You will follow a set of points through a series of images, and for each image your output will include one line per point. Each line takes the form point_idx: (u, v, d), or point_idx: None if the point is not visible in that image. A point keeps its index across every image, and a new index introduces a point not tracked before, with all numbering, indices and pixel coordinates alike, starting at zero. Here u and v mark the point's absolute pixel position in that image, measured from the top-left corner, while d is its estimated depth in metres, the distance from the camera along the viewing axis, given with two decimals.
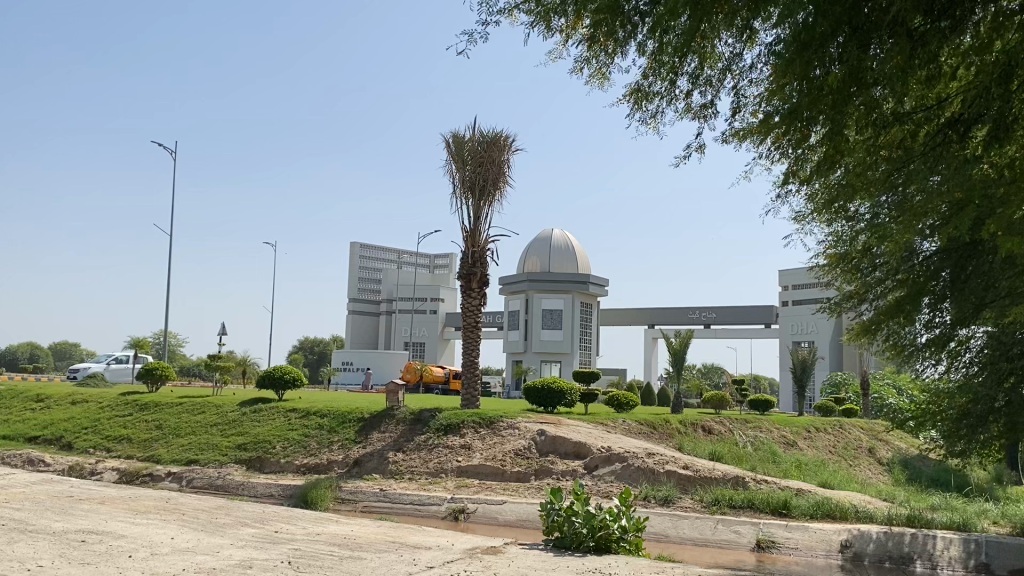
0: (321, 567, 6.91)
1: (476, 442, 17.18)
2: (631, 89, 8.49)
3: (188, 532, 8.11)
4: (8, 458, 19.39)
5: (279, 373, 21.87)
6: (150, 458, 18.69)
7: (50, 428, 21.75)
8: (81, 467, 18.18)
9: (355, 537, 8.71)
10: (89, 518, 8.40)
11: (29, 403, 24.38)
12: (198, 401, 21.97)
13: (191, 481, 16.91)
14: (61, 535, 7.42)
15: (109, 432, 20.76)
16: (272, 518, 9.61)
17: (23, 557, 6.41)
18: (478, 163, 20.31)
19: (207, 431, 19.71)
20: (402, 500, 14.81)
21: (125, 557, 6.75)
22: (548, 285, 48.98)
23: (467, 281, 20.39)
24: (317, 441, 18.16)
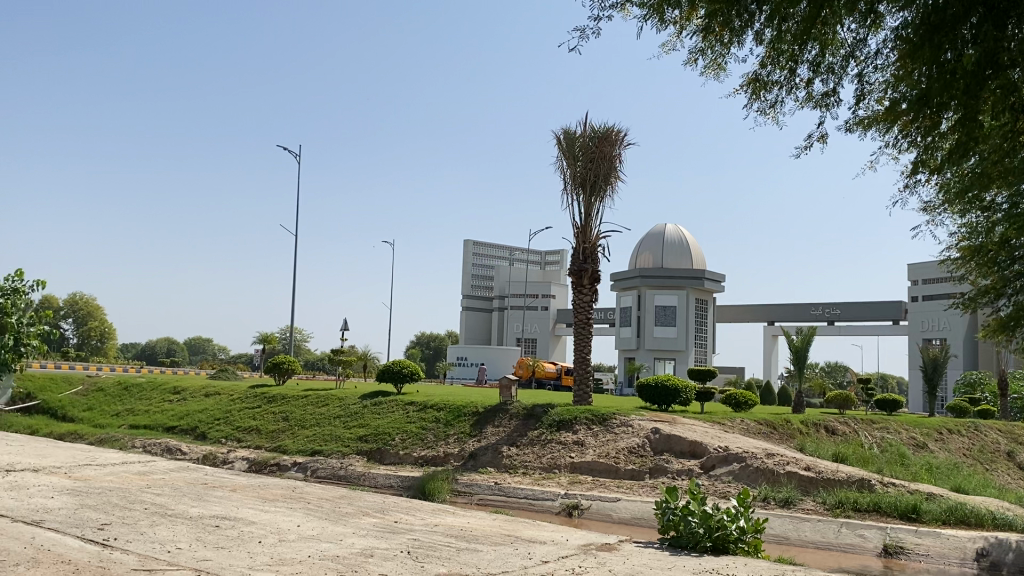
0: (439, 557, 7.07)
1: (589, 439, 17.15)
2: (748, 79, 8.27)
3: (313, 519, 8.46)
4: (150, 446, 20.70)
5: (397, 367, 22.45)
6: (277, 448, 19.55)
7: (186, 418, 23.09)
8: (215, 456, 19.22)
9: (471, 529, 8.86)
10: (223, 504, 8.87)
11: (168, 395, 25.93)
12: (320, 394, 22.82)
13: (316, 471, 17.61)
14: (198, 520, 7.88)
15: (239, 423, 21.84)
16: (392, 508, 9.88)
17: (164, 540, 6.83)
18: (589, 159, 20.25)
19: (330, 422, 20.46)
20: (516, 494, 14.97)
21: (256, 542, 7.09)
22: (662, 281, 48.38)
23: (578, 277, 20.38)
24: (434, 434, 18.57)
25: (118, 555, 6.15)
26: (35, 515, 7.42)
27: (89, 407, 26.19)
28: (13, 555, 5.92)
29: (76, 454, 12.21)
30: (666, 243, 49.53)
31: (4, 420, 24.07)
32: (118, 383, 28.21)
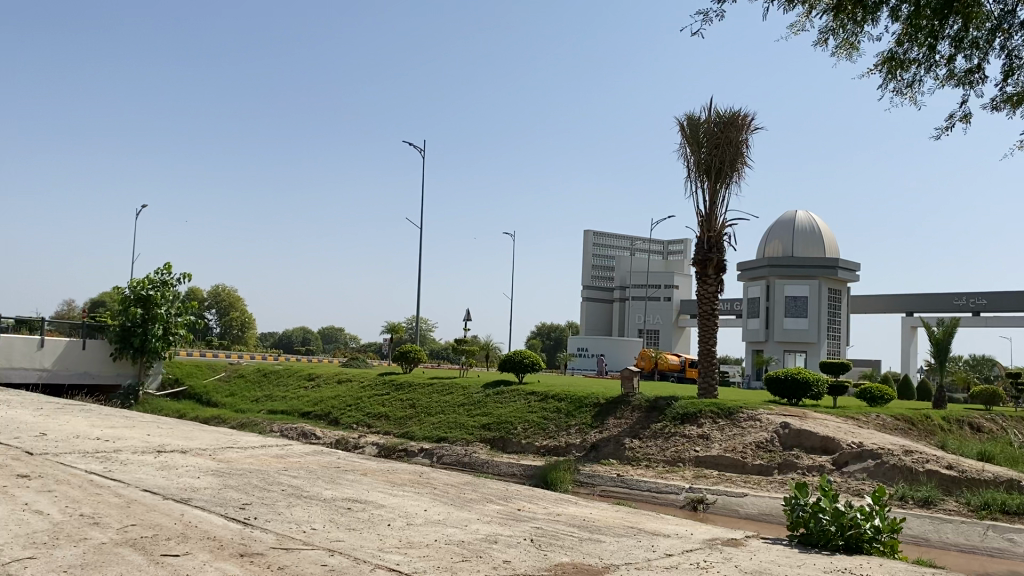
0: (562, 547, 7.11)
1: (715, 433, 16.81)
2: (884, 58, 7.87)
3: (438, 505, 8.67)
4: (286, 430, 21.73)
5: (518, 357, 22.65)
6: (404, 435, 20.15)
7: (319, 404, 24.10)
8: (346, 440, 19.99)
9: (594, 520, 8.87)
10: (355, 487, 9.24)
11: (303, 381, 27.15)
12: (445, 383, 23.31)
13: (441, 458, 18.04)
14: (331, 502, 8.23)
15: (369, 410, 22.62)
16: (515, 496, 10.01)
17: (300, 521, 7.18)
18: (714, 145, 19.78)
19: (454, 410, 20.89)
20: (640, 486, 14.87)
21: (385, 525, 7.34)
22: (791, 271, 46.78)
23: (703, 267, 19.98)
24: (556, 424, 18.65)
25: (258, 534, 6.51)
26: (184, 493, 7.95)
27: (231, 392, 27.74)
28: (164, 530, 6.36)
29: (220, 437, 12.98)
30: (796, 229, 47.59)
31: (156, 404, 25.81)
32: (257, 370, 29.75)
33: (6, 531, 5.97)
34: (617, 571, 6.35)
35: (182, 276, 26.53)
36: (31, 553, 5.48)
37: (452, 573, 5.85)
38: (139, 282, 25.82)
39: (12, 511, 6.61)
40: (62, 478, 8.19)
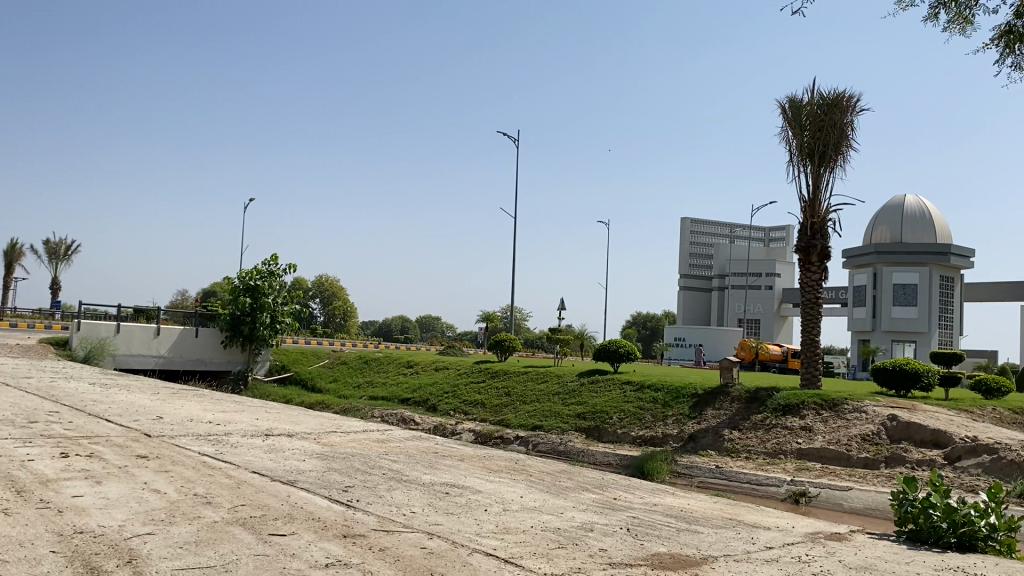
0: (659, 537, 7.07)
1: (818, 425, 16.35)
2: (1001, 32, 7.47)
3: (535, 492, 8.73)
4: (387, 415, 22.27)
5: (613, 347, 22.52)
6: (500, 422, 20.37)
7: (418, 391, 24.62)
8: (444, 427, 20.34)
9: (692, 511, 8.78)
10: (453, 473, 9.41)
11: (401, 368, 27.76)
12: (540, 371, 23.41)
13: (537, 446, 18.15)
14: (429, 486, 8.40)
15: (465, 397, 22.95)
16: (611, 485, 10.00)
17: (400, 504, 7.36)
18: (817, 128, 19.18)
19: (550, 399, 20.97)
20: (739, 478, 14.61)
21: (482, 510, 7.45)
22: (899, 257, 44.97)
23: (806, 254, 19.41)
24: (652, 414, 18.50)
25: (361, 516, 6.71)
26: (290, 476, 8.27)
27: (334, 379, 28.60)
28: (272, 510, 6.63)
29: (323, 421, 13.41)
30: (905, 214, 45.79)
31: (263, 389, 26.87)
32: (358, 357, 30.57)
33: (127, 508, 6.33)
34: (716, 563, 6.27)
35: (287, 267, 27.53)
36: (151, 529, 5.80)
37: (548, 560, 5.90)
38: (247, 273, 26.93)
39: (133, 489, 7.01)
40: (178, 459, 8.63)
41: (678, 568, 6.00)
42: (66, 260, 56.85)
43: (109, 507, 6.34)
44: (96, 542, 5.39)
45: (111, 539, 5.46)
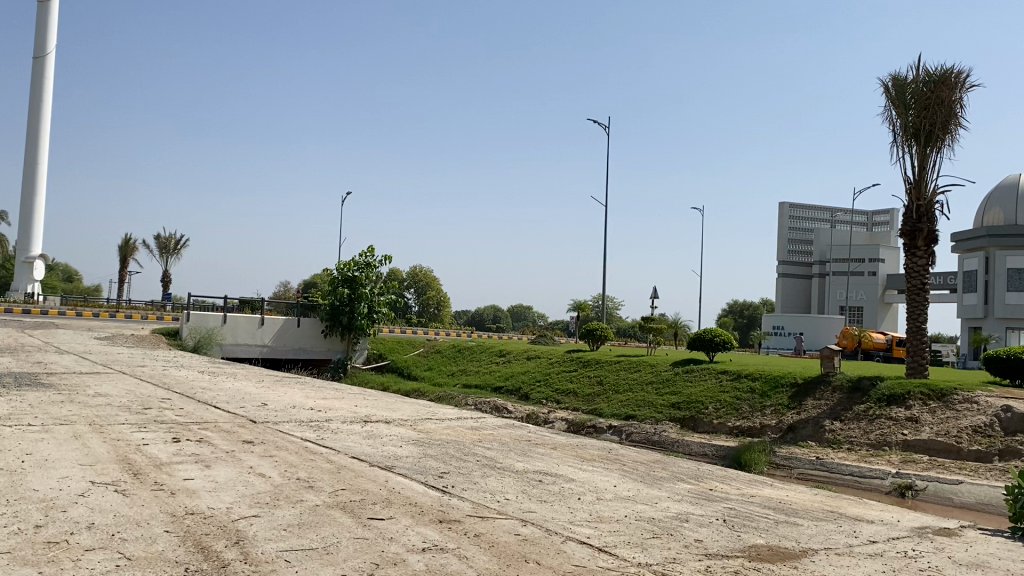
0: (756, 528, 6.95)
1: (925, 416, 15.70)
2: None
3: (628, 481, 8.70)
4: (480, 403, 22.53)
5: (709, 336, 22.17)
6: (593, 411, 20.36)
7: (510, 379, 24.84)
8: (537, 416, 20.44)
9: (791, 503, 8.58)
10: (546, 461, 9.45)
11: (494, 357, 28.04)
12: (633, 360, 23.23)
13: (631, 436, 18.06)
14: (523, 474, 8.47)
15: (558, 386, 23.03)
16: (706, 476, 9.87)
17: (494, 490, 7.46)
18: (923, 107, 18.34)
19: (644, 388, 20.82)
20: (841, 470, 14.20)
21: (576, 499, 7.47)
22: (1014, 240, 42.71)
23: (911, 238, 18.63)
24: (749, 405, 18.13)
25: (456, 501, 6.82)
26: (388, 461, 8.48)
27: (429, 367, 29.10)
28: (371, 495, 6.81)
29: (419, 408, 13.68)
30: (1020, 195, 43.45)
31: (362, 376, 27.59)
32: (452, 346, 30.98)
33: (235, 491, 6.62)
34: (816, 556, 6.12)
35: (383, 258, 28.13)
36: (257, 511, 6.04)
37: (642, 549, 5.88)
38: (345, 264, 27.67)
39: (240, 473, 7.32)
40: (281, 444, 8.95)
41: (776, 560, 5.89)
42: (175, 253, 59.50)
43: (218, 489, 6.64)
44: (206, 523, 5.65)
45: (220, 521, 5.72)
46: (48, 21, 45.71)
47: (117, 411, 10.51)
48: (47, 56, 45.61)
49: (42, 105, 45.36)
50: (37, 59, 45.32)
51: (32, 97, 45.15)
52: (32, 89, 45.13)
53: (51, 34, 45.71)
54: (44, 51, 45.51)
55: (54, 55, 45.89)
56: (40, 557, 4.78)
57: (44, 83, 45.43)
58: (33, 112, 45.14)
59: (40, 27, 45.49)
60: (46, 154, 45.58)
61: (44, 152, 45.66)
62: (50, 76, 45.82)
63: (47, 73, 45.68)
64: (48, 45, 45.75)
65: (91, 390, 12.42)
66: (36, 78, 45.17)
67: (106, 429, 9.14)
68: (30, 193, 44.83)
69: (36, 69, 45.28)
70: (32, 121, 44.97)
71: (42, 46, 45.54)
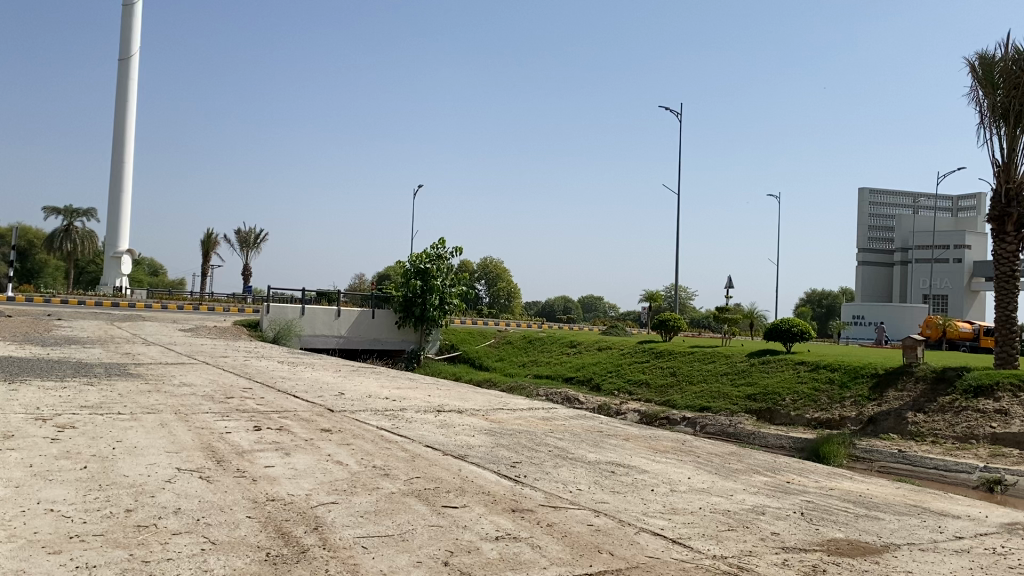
0: (835, 522, 6.79)
1: (1015, 408, 15.08)
2: None
3: (703, 473, 8.61)
4: (552, 394, 22.58)
5: (785, 326, 21.71)
6: (667, 403, 20.19)
7: (582, 370, 24.83)
8: (609, 407, 20.37)
9: (871, 496, 8.36)
10: (619, 452, 9.41)
11: (565, 347, 28.04)
12: (706, 351, 22.92)
13: (705, 427, 17.85)
14: (595, 465, 8.46)
15: (630, 377, 22.90)
16: (783, 468, 9.68)
17: (567, 481, 7.47)
18: (1013, 86, 17.53)
19: (718, 379, 20.54)
20: (925, 464, 13.76)
21: (649, 490, 7.43)
22: None
23: (1000, 224, 17.85)
24: (828, 396, 17.71)
25: (528, 491, 6.86)
26: (461, 450, 8.57)
27: (500, 358, 29.24)
28: (445, 484, 6.89)
29: (491, 398, 13.78)
30: None
31: (434, 367, 27.95)
32: (523, 336, 31.07)
33: (314, 478, 6.79)
34: (897, 551, 5.96)
35: (454, 250, 28.48)
36: (334, 499, 6.18)
37: (717, 542, 5.82)
38: (417, 256, 28.08)
39: (318, 461, 7.50)
40: (357, 433, 9.12)
41: (856, 555, 5.74)
42: (255, 246, 61.03)
43: (297, 477, 6.82)
44: (286, 509, 5.82)
45: (299, 507, 5.88)
46: (131, 24, 47.34)
47: (202, 401, 10.88)
48: (131, 57, 47.27)
49: (128, 105, 47.08)
50: (122, 61, 46.99)
51: (119, 98, 46.88)
52: (118, 90, 46.87)
53: (134, 36, 47.34)
54: (129, 53, 47.18)
55: (138, 56, 47.52)
56: (131, 539, 5.00)
57: (129, 84, 47.12)
58: (119, 113, 46.90)
59: (124, 29, 47.18)
60: (132, 153, 47.30)
61: (130, 152, 47.43)
62: (135, 77, 47.49)
63: (131, 74, 47.33)
64: (132, 47, 47.40)
65: (176, 380, 12.87)
66: (122, 79, 46.89)
67: (191, 418, 9.47)
68: (118, 191, 46.63)
69: (121, 71, 46.99)
70: (120, 121, 46.74)
71: (126, 48, 47.21)
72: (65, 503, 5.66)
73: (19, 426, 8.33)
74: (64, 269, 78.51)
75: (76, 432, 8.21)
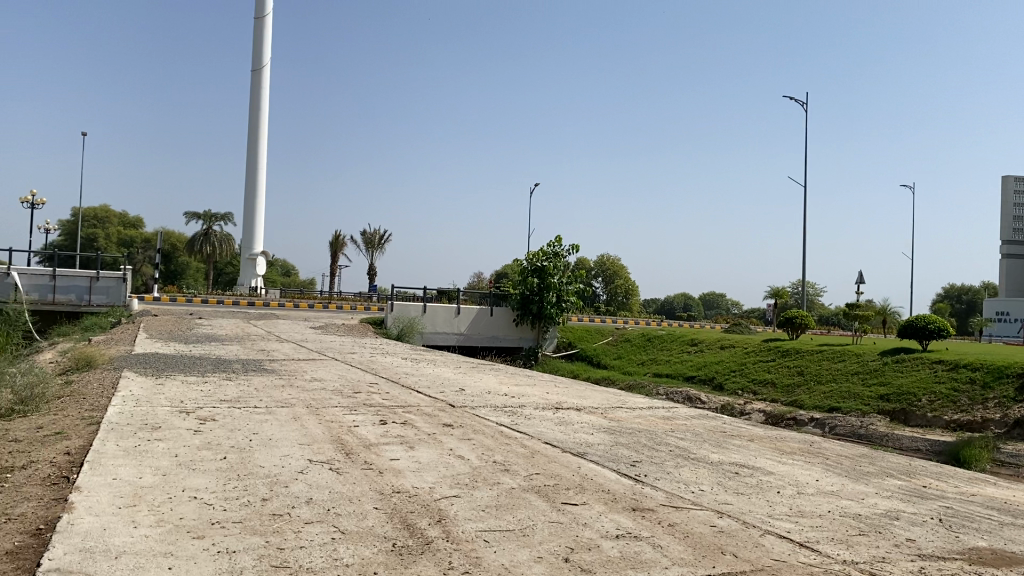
0: (977, 529, 6.44)
1: None
2: None
3: (832, 476, 8.32)
4: (672, 393, 22.27)
5: (921, 323, 20.67)
6: (793, 403, 19.61)
7: (703, 369, 24.41)
8: (732, 406, 19.94)
9: (1018, 504, 7.87)
10: (743, 453, 9.22)
11: (686, 345, 27.61)
12: (836, 349, 22.07)
13: (834, 428, 17.22)
14: (718, 465, 8.31)
15: (755, 376, 22.35)
16: (920, 472, 9.23)
17: (688, 481, 7.38)
18: None
19: (849, 379, 19.76)
20: None
21: (774, 492, 7.26)
22: None
23: None
24: (968, 397, 16.76)
25: (649, 491, 6.82)
26: (581, 448, 8.61)
27: (619, 356, 29.09)
28: (565, 480, 6.95)
29: (611, 396, 13.73)
30: None
31: (553, 364, 28.10)
32: (642, 334, 30.79)
33: (437, 471, 6.99)
34: None
35: (570, 248, 28.59)
36: (457, 492, 6.34)
37: (848, 546, 5.64)
38: (534, 254, 28.33)
39: (440, 455, 7.71)
40: (478, 428, 9.31)
41: (1000, 565, 5.45)
42: (379, 248, 62.93)
43: (421, 470, 7.03)
44: (410, 501, 6.01)
45: (424, 500, 6.07)
46: (263, 36, 49.69)
47: (332, 395, 11.35)
48: (263, 68, 49.57)
49: (260, 114, 49.41)
50: (254, 72, 49.34)
51: (252, 108, 49.28)
52: (251, 101, 49.29)
53: (266, 48, 49.67)
54: (260, 64, 49.50)
55: (269, 67, 49.83)
56: (267, 527, 5.30)
57: (261, 93, 49.43)
58: (253, 123, 49.33)
59: (256, 41, 49.59)
60: (265, 159, 49.66)
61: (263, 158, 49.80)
62: (267, 86, 49.79)
63: (263, 84, 49.66)
64: (264, 59, 49.75)
65: (307, 375, 13.47)
66: (254, 90, 49.26)
67: (322, 411, 9.91)
68: (254, 195, 49.02)
69: (254, 81, 49.41)
70: (253, 129, 49.14)
71: (259, 59, 49.60)
72: (208, 491, 6.04)
73: (166, 418, 8.94)
74: (205, 270, 83.39)
75: (216, 424, 8.73)
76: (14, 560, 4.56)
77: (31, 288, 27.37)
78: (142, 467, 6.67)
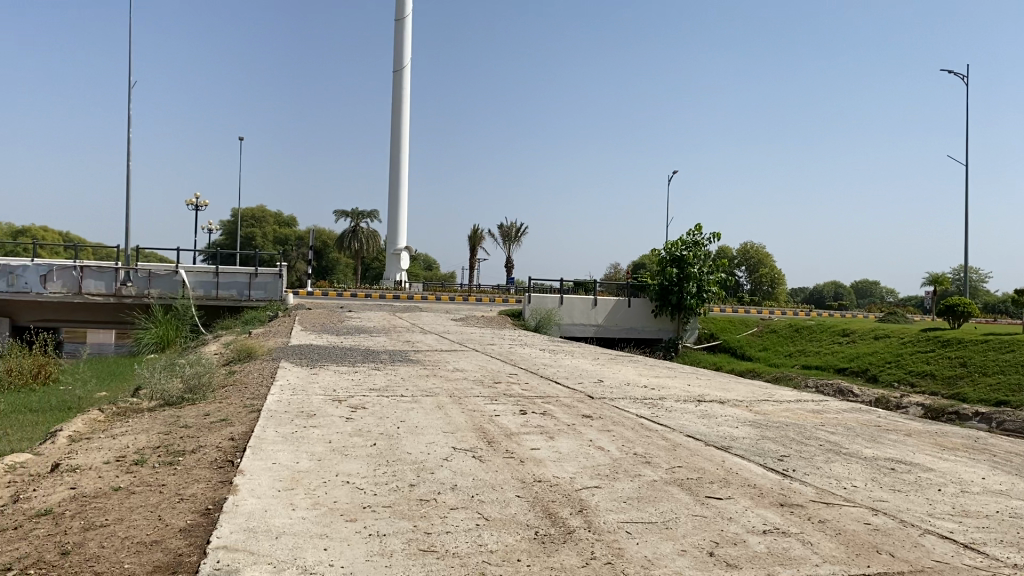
0: None
1: None
2: None
3: (1000, 474, 7.80)
4: (822, 386, 21.45)
5: None
6: (955, 397, 18.46)
7: (855, 360, 23.38)
8: (888, 400, 18.98)
9: None
10: (899, 448, 8.78)
11: (836, 336, 26.45)
12: (1004, 338, 20.55)
13: (1002, 424, 16.09)
14: (872, 461, 7.96)
15: (912, 368, 21.19)
16: None
17: (839, 476, 7.12)
18: None
19: (1019, 370, 18.38)
20: None
21: (935, 489, 6.88)
22: None
23: None
24: None
25: (797, 485, 6.63)
26: (725, 441, 8.46)
27: (764, 347, 28.23)
28: (708, 474, 6.85)
29: (756, 389, 13.36)
30: None
31: (694, 356, 27.60)
32: (789, 324, 29.74)
33: (577, 462, 7.04)
34: None
35: (711, 236, 27.94)
36: (598, 483, 6.38)
37: (1019, 549, 5.28)
38: (673, 244, 27.83)
39: (581, 445, 7.76)
40: (618, 419, 9.30)
41: None
42: (517, 240, 63.74)
43: (562, 460, 7.11)
44: (552, 491, 6.10)
45: (565, 490, 6.14)
46: (403, 36, 51.16)
47: (473, 385, 11.64)
48: (404, 69, 51.04)
49: (402, 113, 50.91)
50: (397, 72, 50.92)
51: (395, 108, 50.91)
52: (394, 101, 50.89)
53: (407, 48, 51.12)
54: (401, 64, 51.00)
55: (409, 67, 51.26)
56: (415, 512, 5.51)
57: (402, 93, 50.92)
58: (396, 122, 50.93)
59: (397, 42, 51.10)
60: (408, 157, 51.23)
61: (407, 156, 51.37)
62: (408, 86, 51.24)
63: (405, 84, 51.15)
64: (405, 58, 51.21)
65: (450, 366, 13.87)
66: (397, 90, 50.84)
67: (464, 401, 10.18)
68: (398, 193, 50.71)
69: (396, 81, 50.97)
70: (396, 128, 50.74)
71: (400, 60, 51.09)
72: (359, 476, 6.35)
73: (320, 406, 9.43)
74: (353, 266, 86.92)
75: (366, 412, 9.15)
76: (188, 536, 4.96)
77: (197, 284, 29.14)
78: (300, 452, 7.08)
